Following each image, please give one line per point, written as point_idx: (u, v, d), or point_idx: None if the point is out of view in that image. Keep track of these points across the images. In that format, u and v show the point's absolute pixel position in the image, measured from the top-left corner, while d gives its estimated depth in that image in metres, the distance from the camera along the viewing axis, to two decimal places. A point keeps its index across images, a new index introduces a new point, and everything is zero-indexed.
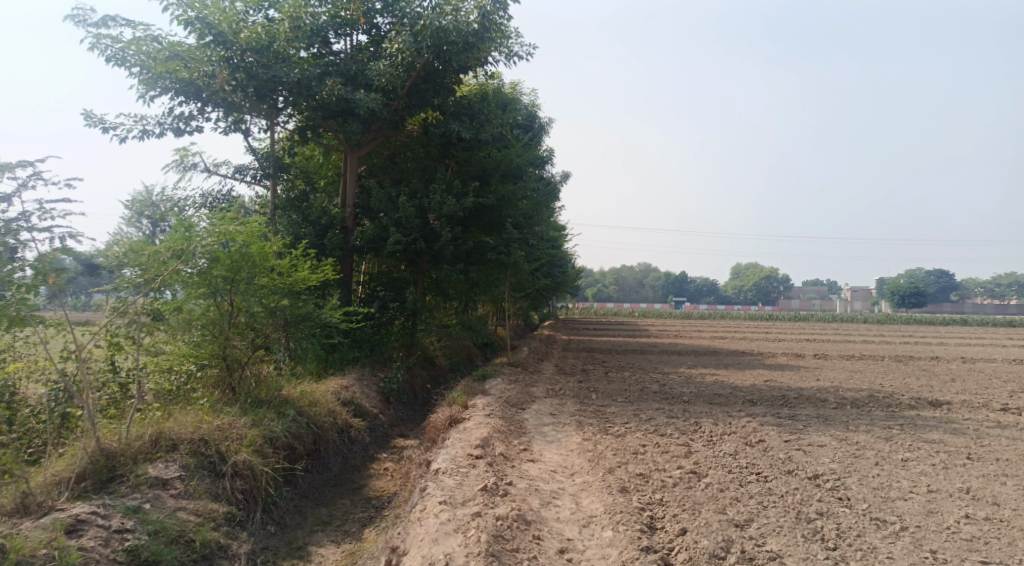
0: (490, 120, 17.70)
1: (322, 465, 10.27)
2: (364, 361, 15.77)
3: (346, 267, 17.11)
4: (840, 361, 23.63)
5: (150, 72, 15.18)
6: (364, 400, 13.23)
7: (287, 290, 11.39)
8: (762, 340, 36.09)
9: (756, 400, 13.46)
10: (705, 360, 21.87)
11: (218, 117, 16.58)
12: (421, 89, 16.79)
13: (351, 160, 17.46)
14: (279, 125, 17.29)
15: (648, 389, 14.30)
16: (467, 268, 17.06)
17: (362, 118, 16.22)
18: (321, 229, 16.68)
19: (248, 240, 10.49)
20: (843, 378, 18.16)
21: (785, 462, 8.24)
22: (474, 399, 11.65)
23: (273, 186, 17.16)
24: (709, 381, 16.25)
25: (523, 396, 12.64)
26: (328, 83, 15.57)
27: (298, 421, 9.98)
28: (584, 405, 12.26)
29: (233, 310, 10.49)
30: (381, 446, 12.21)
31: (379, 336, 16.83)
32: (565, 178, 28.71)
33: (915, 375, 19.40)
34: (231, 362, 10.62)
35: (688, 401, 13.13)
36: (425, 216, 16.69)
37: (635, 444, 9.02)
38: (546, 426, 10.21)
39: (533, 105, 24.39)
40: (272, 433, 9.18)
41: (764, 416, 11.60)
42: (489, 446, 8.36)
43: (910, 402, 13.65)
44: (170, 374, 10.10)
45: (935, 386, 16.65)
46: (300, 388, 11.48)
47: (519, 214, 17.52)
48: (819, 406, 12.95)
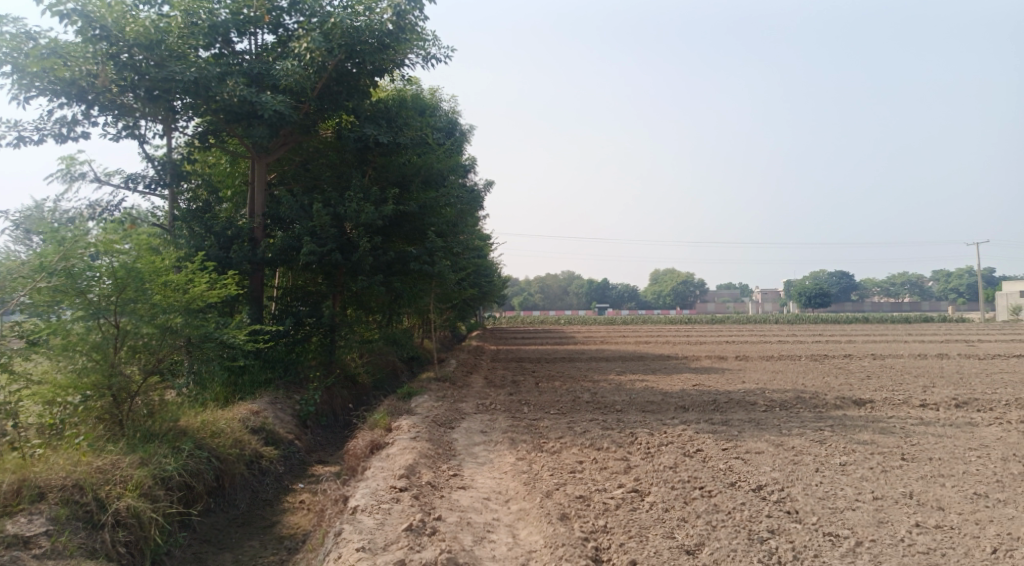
0: (409, 124, 16.99)
1: (227, 502, 9.56)
2: (276, 383, 14.82)
3: (256, 282, 16.11)
4: (761, 362, 23.80)
5: (25, 72, 13.91)
6: (277, 426, 12.37)
7: (187, 309, 10.40)
8: (683, 343, 36.35)
9: (688, 405, 13.18)
10: (632, 366, 21.63)
11: (107, 122, 15.47)
12: (334, 92, 16.09)
13: (259, 166, 16.48)
14: (177, 131, 16.24)
15: (579, 400, 13.85)
16: (387, 279, 16.29)
17: (268, 122, 15.25)
18: (227, 241, 15.66)
19: (136, 254, 9.61)
20: (767, 379, 18.14)
21: (727, 473, 7.84)
22: (398, 420, 10.92)
23: (172, 197, 16.04)
24: (638, 388, 15.92)
25: (450, 413, 11.98)
26: (229, 84, 14.59)
27: (197, 456, 9.15)
28: (515, 419, 11.70)
29: (119, 333, 9.55)
30: (297, 475, 11.35)
31: (293, 355, 15.88)
32: (487, 184, 28.21)
33: (834, 373, 19.59)
34: (118, 393, 9.60)
35: (621, 410, 12.74)
36: (340, 225, 15.83)
37: (572, 462, 8.48)
38: (476, 446, 9.58)
39: (454, 111, 23.77)
40: (163, 473, 8.28)
41: (698, 423, 11.28)
42: (415, 475, 7.69)
43: (835, 401, 13.60)
44: (50, 404, 9.16)
45: (855, 384, 16.76)
46: (202, 417, 10.51)
47: (441, 222, 16.86)
48: (749, 409, 12.76)
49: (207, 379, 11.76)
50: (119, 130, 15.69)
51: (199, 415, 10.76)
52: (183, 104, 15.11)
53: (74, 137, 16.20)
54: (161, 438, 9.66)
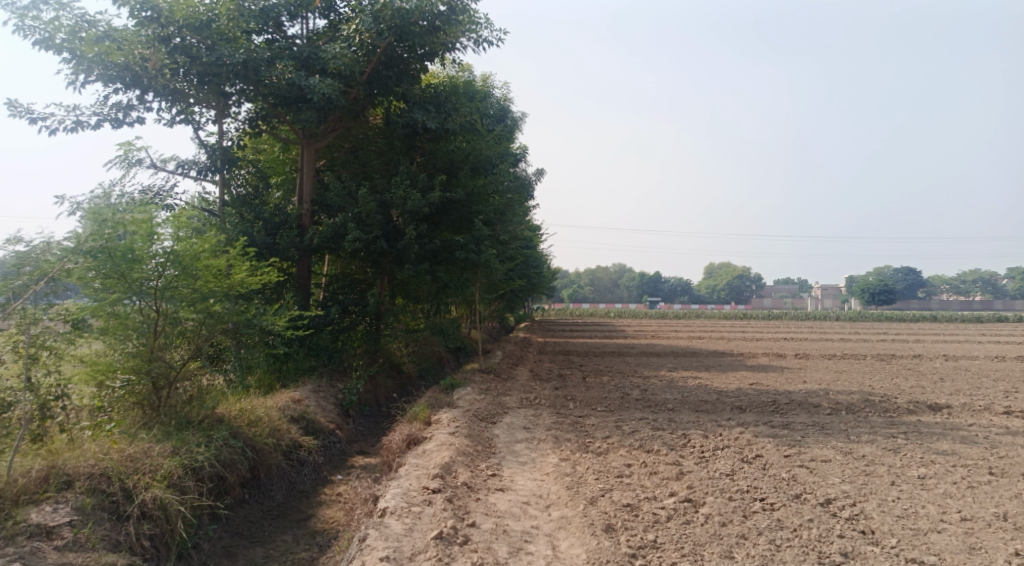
0: (458, 110, 16.50)
1: (262, 493, 9.29)
2: (320, 370, 14.55)
3: (302, 268, 15.87)
4: (823, 361, 22.78)
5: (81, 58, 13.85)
6: (318, 415, 12.07)
7: (226, 296, 10.10)
8: (741, 339, 35.29)
9: (746, 406, 12.45)
10: (686, 362, 20.88)
11: (162, 108, 15.39)
12: (383, 77, 15.62)
13: (308, 152, 16.23)
14: (230, 117, 16.07)
15: (629, 397, 13.24)
16: (433, 267, 15.87)
17: (316, 107, 14.90)
18: (274, 227, 15.45)
19: (176, 238, 9.35)
20: (831, 379, 17.21)
21: (791, 484, 7.18)
22: (438, 413, 10.47)
23: (223, 183, 15.86)
24: (693, 385, 15.20)
25: (494, 407, 11.49)
26: (276, 66, 14.41)
27: (231, 446, 8.84)
28: (562, 416, 11.16)
29: (158, 318, 9.29)
30: (337, 466, 11.02)
31: (339, 344, 15.59)
32: (539, 174, 27.65)
33: (904, 375, 18.52)
34: (157, 379, 9.33)
35: (673, 409, 12.09)
36: (387, 212, 15.46)
37: (620, 465, 7.91)
38: (519, 444, 9.07)
39: (506, 99, 23.23)
40: (194, 463, 8.00)
41: (757, 426, 10.58)
42: (451, 474, 7.20)
43: (907, 405, 12.69)
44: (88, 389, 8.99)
45: (927, 387, 15.76)
46: (238, 405, 10.25)
47: (489, 211, 16.36)
48: (813, 412, 11.97)
49: (248, 366, 11.49)
50: (173, 115, 15.57)
51: (237, 403, 10.48)
52: (235, 90, 14.85)
53: (130, 122, 16.15)
54: (196, 427, 9.38)
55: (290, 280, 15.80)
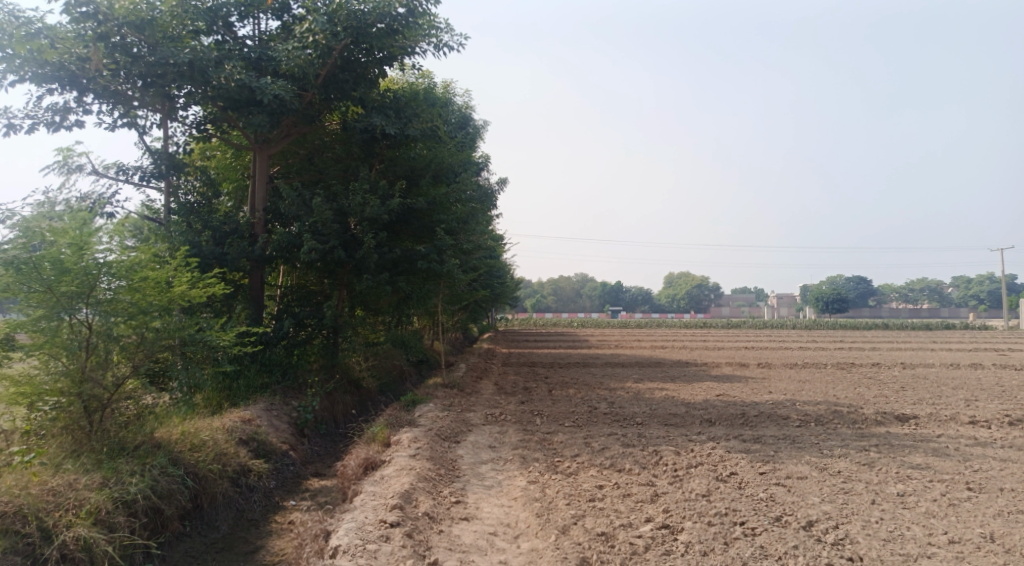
0: (418, 115, 16.04)
1: (206, 524, 8.78)
2: (274, 387, 13.94)
3: (255, 281, 15.23)
4: (787, 371, 22.71)
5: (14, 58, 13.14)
6: (270, 435, 11.49)
7: (167, 312, 9.46)
8: (702, 348, 35.32)
9: (715, 419, 12.18)
10: (650, 373, 20.62)
11: (103, 110, 14.67)
12: (340, 81, 15.19)
13: (261, 158, 15.65)
14: (177, 121, 15.37)
15: (596, 410, 12.87)
16: (393, 278, 15.35)
17: (268, 110, 14.35)
18: (224, 237, 14.82)
19: (108, 249, 8.71)
20: (796, 389, 17.08)
21: (769, 504, 6.90)
22: (398, 432, 9.98)
23: (169, 189, 15.14)
24: (659, 397, 14.89)
25: (456, 425, 11.03)
26: (226, 67, 13.75)
27: (171, 474, 8.49)
28: (527, 433, 10.74)
29: (90, 335, 8.63)
30: (290, 490, 10.45)
31: (294, 359, 14.97)
32: (501, 182, 27.27)
33: (867, 384, 18.49)
34: (89, 403, 8.64)
35: (641, 423, 11.75)
36: (344, 221, 14.91)
37: (591, 487, 7.52)
38: (483, 465, 8.61)
39: (467, 106, 22.83)
40: (125, 496, 7.71)
41: (727, 440, 10.29)
42: (411, 503, 6.74)
43: (876, 416, 12.53)
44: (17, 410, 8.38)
45: (891, 396, 15.70)
46: (180, 427, 9.61)
47: (450, 219, 15.89)
48: (782, 424, 11.74)
49: (195, 382, 10.87)
50: (117, 119, 14.88)
51: (181, 424, 9.86)
52: (186, 94, 14.27)
53: (68, 125, 15.34)
54: (132, 453, 8.72)
55: (242, 293, 15.15)
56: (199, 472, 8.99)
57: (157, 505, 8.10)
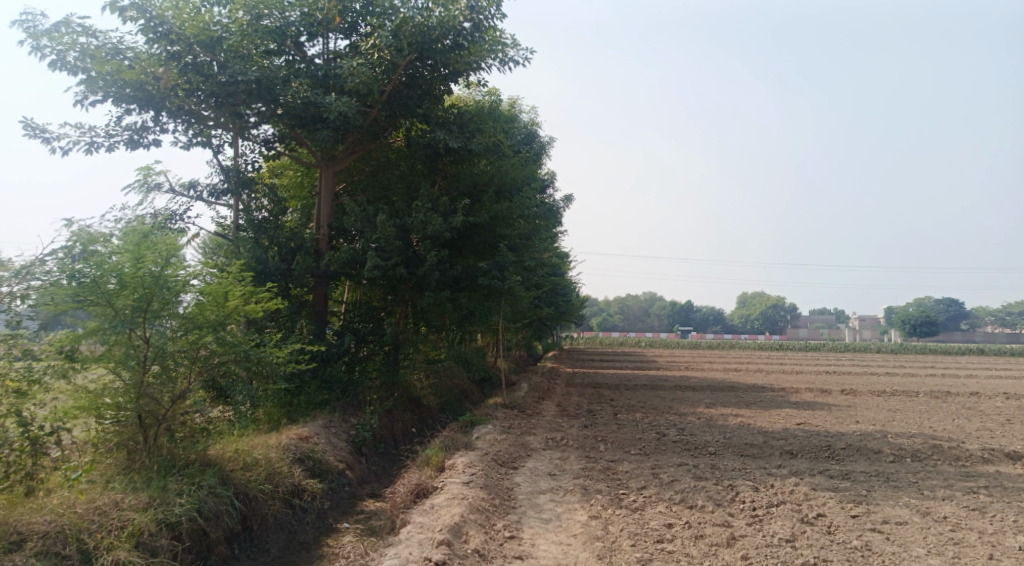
0: (483, 130, 15.65)
1: (254, 547, 8.42)
2: (334, 404, 13.63)
3: (318, 296, 14.99)
4: (874, 398, 21.35)
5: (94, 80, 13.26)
6: (327, 453, 11.12)
7: (223, 328, 9.05)
8: (780, 372, 33.82)
9: (797, 450, 11.24)
10: (725, 397, 19.63)
11: (178, 130, 14.66)
12: (405, 97, 14.84)
13: (326, 176, 15.38)
14: (249, 141, 15.28)
15: (666, 438, 12.08)
16: (456, 294, 14.92)
17: (333, 126, 14.10)
18: (289, 252, 14.66)
19: (164, 263, 8.32)
20: (885, 420, 15.89)
21: (866, 555, 6.09)
22: (453, 456, 9.45)
23: (237, 205, 15.05)
24: (734, 424, 13.99)
25: (516, 449, 10.45)
26: (292, 83, 13.63)
27: (219, 495, 8.16)
28: (591, 461, 10.06)
29: (146, 349, 8.28)
30: (344, 511, 10.02)
31: (355, 376, 14.65)
32: (567, 199, 26.70)
33: (965, 415, 17.12)
34: (146, 419, 8.32)
35: (715, 453, 10.92)
36: (407, 237, 14.56)
37: (659, 525, 6.83)
38: (542, 496, 7.98)
39: (534, 123, 22.37)
40: (169, 517, 7.39)
41: (812, 476, 9.41)
42: (460, 538, 6.20)
43: (980, 453, 11.40)
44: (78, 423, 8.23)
45: (995, 431, 14.40)
46: (233, 445, 9.29)
47: (514, 235, 15.40)
48: (873, 459, 10.75)
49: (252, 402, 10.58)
50: (191, 137, 14.85)
51: (234, 443, 9.54)
52: (258, 113, 14.20)
53: (146, 145, 15.39)
54: (182, 471, 8.40)
55: (306, 309, 14.95)
56: (248, 492, 8.64)
57: (203, 528, 7.75)
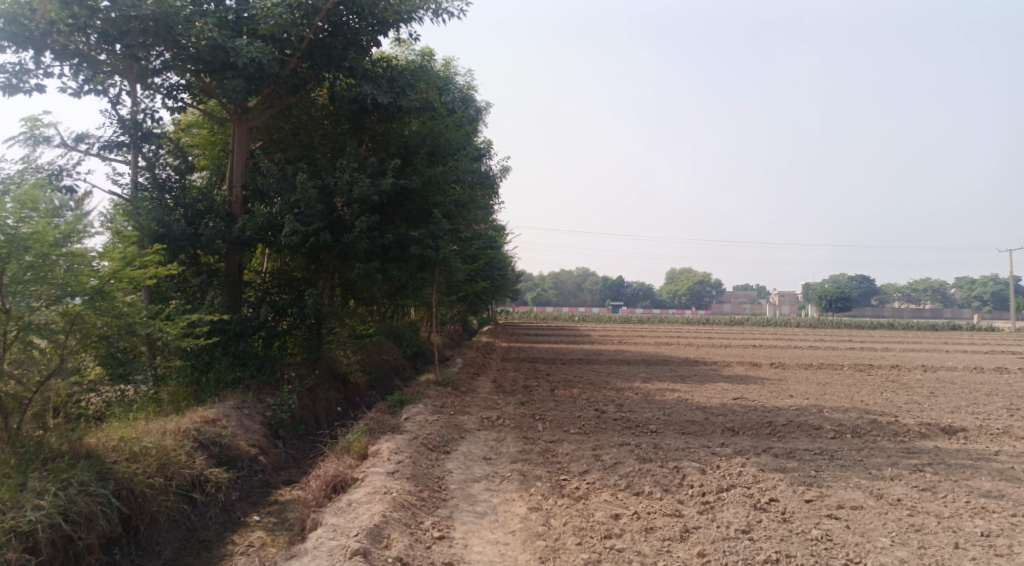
0: (414, 86, 14.64)
1: (144, 550, 7.57)
2: (247, 383, 12.63)
3: (232, 265, 13.92)
4: (804, 372, 21.44)
5: None
6: (238, 437, 10.17)
7: (104, 296, 8.07)
8: (709, 345, 33.93)
9: (739, 427, 10.86)
10: (658, 371, 19.31)
11: (65, 75, 13.30)
12: (328, 46, 13.77)
13: (241, 132, 14.25)
14: (151, 92, 14.00)
15: (605, 415, 11.52)
16: (384, 265, 14.01)
17: (245, 75, 12.96)
18: (196, 215, 13.54)
19: (25, 219, 7.40)
20: (818, 394, 15.80)
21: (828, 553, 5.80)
22: (377, 440, 8.67)
23: (136, 162, 13.65)
24: (671, 400, 13.60)
25: (448, 431, 9.71)
26: (195, 22, 12.39)
27: (94, 494, 7.19)
28: (528, 442, 9.42)
29: (5, 320, 7.30)
30: (255, 502, 9.14)
31: (273, 352, 13.62)
32: (502, 168, 25.87)
33: (893, 388, 17.24)
34: (8, 406, 7.48)
35: (656, 431, 10.43)
36: (330, 201, 13.52)
37: (604, 519, 6.36)
38: (476, 485, 7.32)
39: (469, 86, 21.41)
40: (20, 525, 6.45)
41: (758, 455, 9.01)
42: (380, 544, 5.63)
43: (918, 427, 11.27)
44: None
45: (925, 404, 14.42)
46: (118, 433, 8.30)
47: (447, 202, 14.55)
48: (815, 436, 10.47)
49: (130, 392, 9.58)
50: (80, 84, 13.47)
51: (119, 429, 8.54)
52: (162, 61, 13.09)
53: (28, 91, 13.85)
54: (47, 463, 7.41)
55: (217, 279, 13.82)
56: (134, 488, 7.67)
57: (70, 534, 6.82)
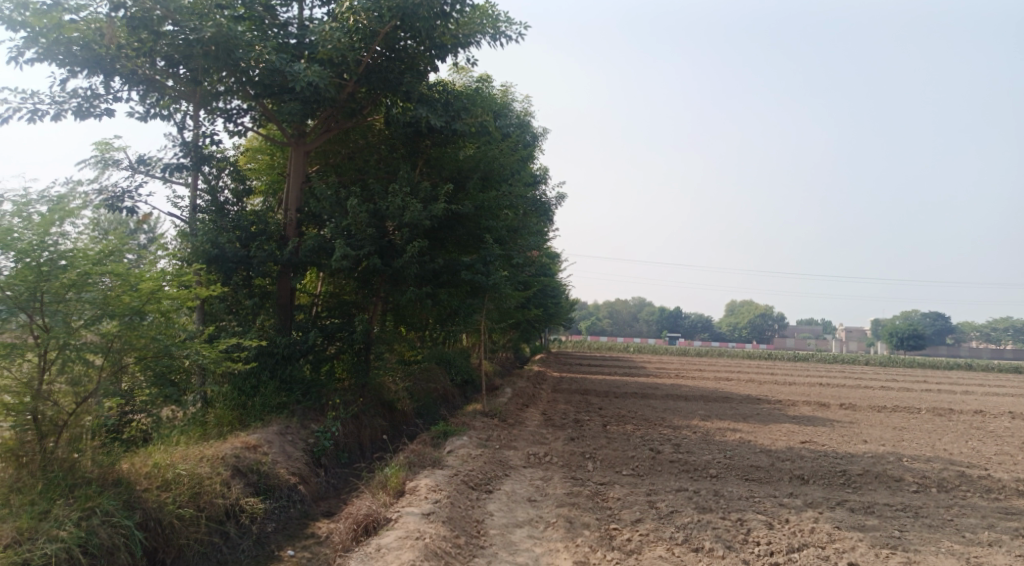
0: (470, 109, 14.27)
1: None
2: (293, 407, 12.29)
3: (283, 289, 13.61)
4: (876, 414, 20.18)
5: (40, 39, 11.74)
6: (278, 465, 9.75)
7: (143, 318, 7.74)
8: (772, 382, 32.52)
9: (808, 475, 9.98)
10: (719, 408, 18.37)
11: (132, 99, 13.20)
12: (385, 70, 13.45)
13: (297, 156, 14.03)
14: (214, 118, 13.85)
15: (661, 456, 10.76)
16: (434, 291, 13.59)
17: (302, 98, 12.77)
18: (249, 237, 13.31)
19: (65, 234, 7.24)
20: (895, 439, 14.69)
21: None
22: (417, 476, 8.13)
23: (194, 183, 13.51)
24: (733, 442, 12.73)
25: (493, 468, 9.12)
26: (254, 46, 12.22)
27: (119, 524, 6.95)
28: (577, 483, 8.77)
29: (43, 340, 7.02)
30: (291, 534, 8.68)
31: (320, 376, 13.28)
32: (559, 195, 25.36)
33: (977, 436, 15.98)
34: (42, 426, 7.17)
35: (717, 477, 9.65)
36: (382, 225, 13.18)
37: None
38: (518, 532, 6.77)
39: (526, 112, 21.01)
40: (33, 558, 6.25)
41: (832, 509, 8.18)
42: None
43: (1012, 483, 10.21)
44: None
45: (1015, 456, 13.20)
46: (153, 458, 7.96)
47: (501, 227, 14.08)
48: (896, 489, 9.55)
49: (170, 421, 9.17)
50: (146, 109, 13.41)
51: (152, 453, 8.21)
52: (226, 89, 12.99)
53: (97, 115, 13.86)
54: (76, 489, 7.10)
55: (268, 302, 13.53)
56: (161, 519, 7.37)
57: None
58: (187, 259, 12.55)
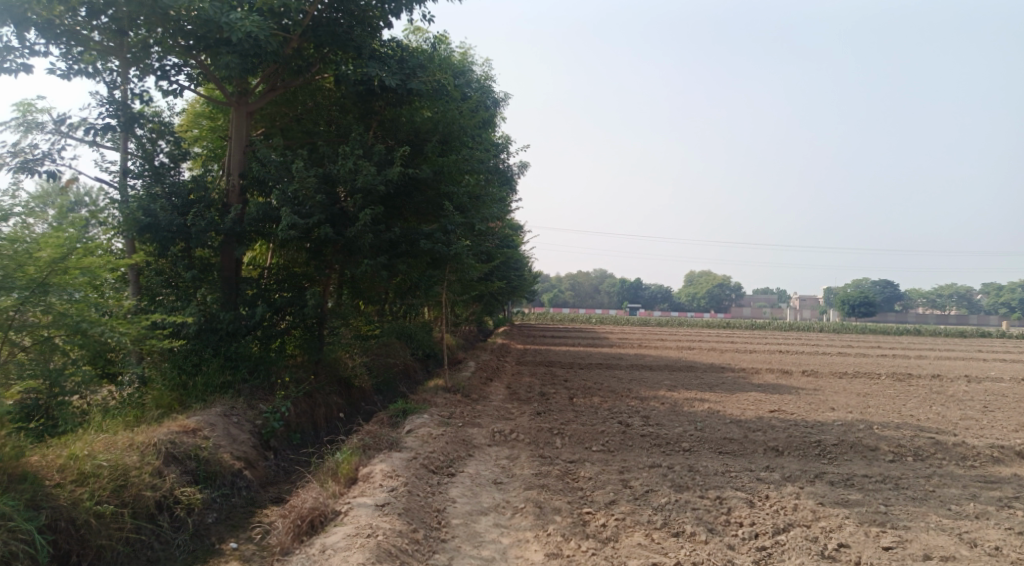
0: (425, 67, 13.41)
1: None
2: (239, 387, 11.54)
3: (227, 261, 12.73)
4: (839, 381, 20.10)
5: None
6: (221, 450, 9.03)
7: (49, 292, 7.65)
8: (734, 350, 32.50)
9: (783, 446, 9.60)
10: (684, 378, 18.05)
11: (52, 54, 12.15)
12: (332, 23, 12.66)
13: (240, 117, 13.11)
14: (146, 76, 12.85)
15: (632, 429, 10.26)
16: (390, 261, 12.87)
17: (240, 51, 11.67)
18: (187, 205, 12.40)
19: None
20: (864, 407, 14.47)
21: None
22: (372, 460, 7.50)
23: (123, 145, 12.49)
24: (702, 412, 12.35)
25: (455, 448, 8.53)
26: None
27: (28, 526, 6.23)
28: (544, 462, 8.24)
29: None
30: (235, 525, 8.01)
31: (269, 353, 12.52)
32: (520, 165, 24.67)
33: (942, 401, 15.90)
34: None
35: (690, 451, 9.20)
36: (332, 191, 12.38)
37: None
38: (483, 521, 6.25)
39: (486, 76, 20.20)
40: None
41: (811, 483, 7.80)
42: None
43: (986, 449, 9.98)
44: None
45: (983, 421, 13.05)
46: (68, 449, 7.25)
47: (459, 194, 13.38)
48: (872, 459, 9.24)
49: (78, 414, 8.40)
50: (68, 66, 12.35)
51: (66, 444, 7.48)
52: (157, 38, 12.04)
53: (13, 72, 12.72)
54: None
55: (211, 274, 12.64)
56: (76, 519, 6.64)
57: None
58: (118, 227, 11.65)
